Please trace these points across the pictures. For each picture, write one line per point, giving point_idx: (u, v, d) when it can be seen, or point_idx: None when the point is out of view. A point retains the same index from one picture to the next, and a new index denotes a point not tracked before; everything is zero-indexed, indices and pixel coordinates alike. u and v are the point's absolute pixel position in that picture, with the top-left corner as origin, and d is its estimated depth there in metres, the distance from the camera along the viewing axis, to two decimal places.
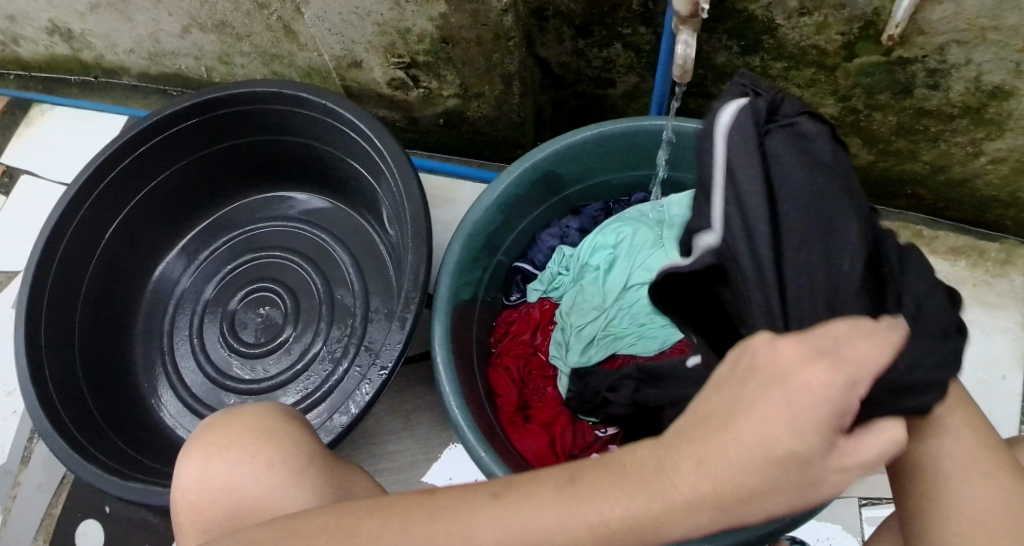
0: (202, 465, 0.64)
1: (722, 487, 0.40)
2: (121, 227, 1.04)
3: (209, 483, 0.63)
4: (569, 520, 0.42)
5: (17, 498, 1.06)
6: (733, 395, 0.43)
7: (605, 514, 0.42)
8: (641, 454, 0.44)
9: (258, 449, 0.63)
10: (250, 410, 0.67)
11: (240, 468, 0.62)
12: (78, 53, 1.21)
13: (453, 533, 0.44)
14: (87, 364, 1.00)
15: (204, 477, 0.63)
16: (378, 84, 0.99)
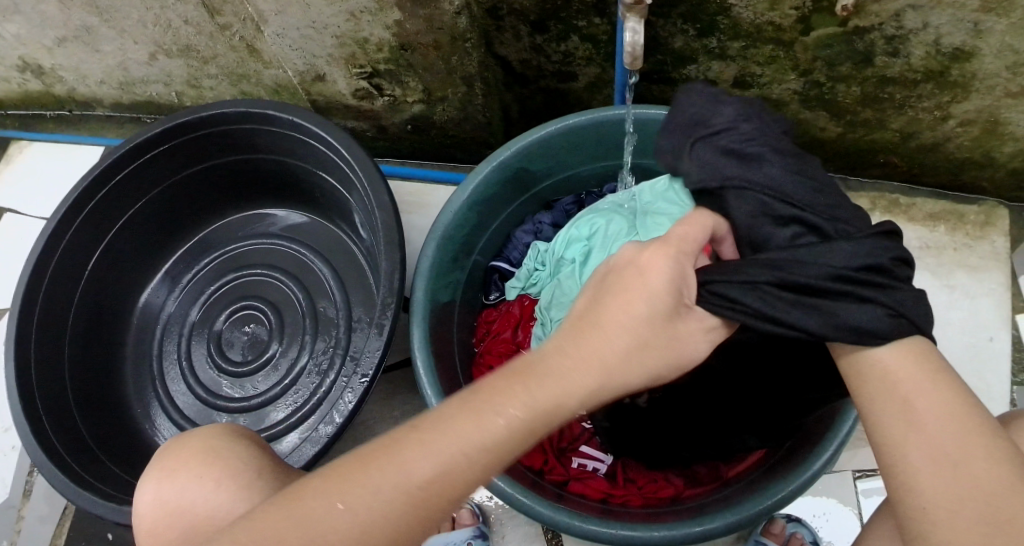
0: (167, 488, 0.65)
1: (606, 364, 0.48)
2: (103, 256, 1.05)
3: (165, 508, 0.65)
4: (483, 428, 0.47)
5: (22, 532, 1.08)
6: (595, 294, 0.51)
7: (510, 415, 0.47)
8: (529, 358, 0.49)
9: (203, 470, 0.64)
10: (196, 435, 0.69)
11: (188, 490, 0.64)
12: (50, 88, 1.22)
13: (384, 468, 0.47)
14: (80, 394, 1.01)
15: (160, 502, 0.65)
16: (344, 94, 0.99)
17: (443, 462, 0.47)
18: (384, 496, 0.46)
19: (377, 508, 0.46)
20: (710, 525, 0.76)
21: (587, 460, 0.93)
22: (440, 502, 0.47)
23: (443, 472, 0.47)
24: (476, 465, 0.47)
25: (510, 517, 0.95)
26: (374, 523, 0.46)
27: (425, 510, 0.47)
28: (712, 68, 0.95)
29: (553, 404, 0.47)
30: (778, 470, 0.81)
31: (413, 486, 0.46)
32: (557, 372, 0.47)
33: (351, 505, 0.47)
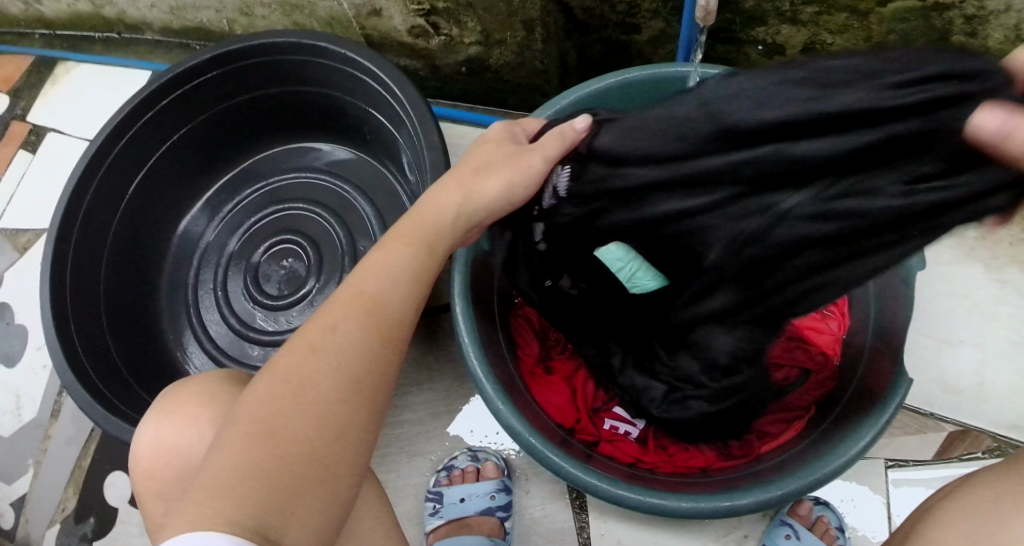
0: (187, 409, 0.65)
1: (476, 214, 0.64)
2: (144, 182, 1.04)
3: (183, 433, 0.64)
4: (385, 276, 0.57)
5: (49, 450, 1.09)
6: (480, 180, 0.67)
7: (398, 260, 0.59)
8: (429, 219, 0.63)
9: (212, 409, 0.63)
10: (196, 382, 0.68)
11: (185, 433, 0.63)
12: (100, 9, 1.21)
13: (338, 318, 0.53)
14: (113, 319, 1.01)
15: (158, 443, 0.65)
16: (398, 32, 0.97)
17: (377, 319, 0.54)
18: (349, 327, 0.52)
19: (348, 336, 0.52)
20: (740, 501, 0.75)
21: (619, 423, 0.90)
22: (390, 323, 0.54)
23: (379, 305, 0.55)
24: (401, 286, 0.57)
25: (536, 473, 0.94)
26: (348, 350, 0.51)
27: (379, 327, 0.53)
28: (782, 31, 0.91)
29: (437, 223, 0.62)
30: (815, 452, 0.80)
31: (361, 308, 0.54)
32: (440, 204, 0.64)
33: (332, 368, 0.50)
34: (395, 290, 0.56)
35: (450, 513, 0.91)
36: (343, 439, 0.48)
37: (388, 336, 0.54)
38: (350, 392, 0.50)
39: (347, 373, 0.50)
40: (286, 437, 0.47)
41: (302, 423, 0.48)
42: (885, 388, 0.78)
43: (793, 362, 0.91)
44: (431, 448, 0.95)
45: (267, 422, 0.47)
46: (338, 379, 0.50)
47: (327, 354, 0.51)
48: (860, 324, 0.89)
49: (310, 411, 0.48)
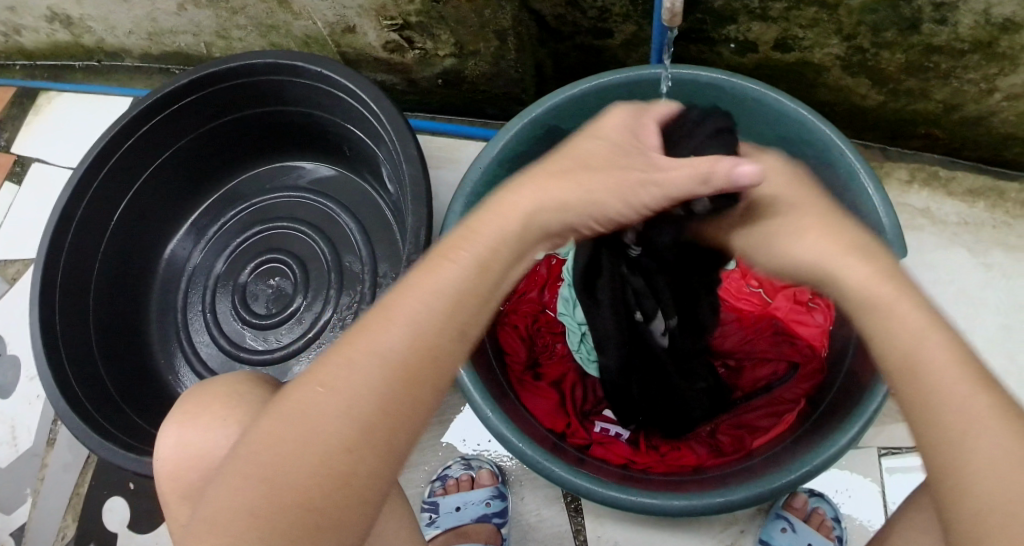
0: (175, 433, 0.65)
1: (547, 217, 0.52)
2: (129, 208, 1.05)
3: (173, 457, 0.65)
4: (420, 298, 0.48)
5: (46, 479, 1.09)
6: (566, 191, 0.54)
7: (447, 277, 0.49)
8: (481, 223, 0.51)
9: (194, 433, 0.64)
10: (188, 400, 0.68)
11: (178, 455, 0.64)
12: (79, 39, 1.22)
13: (362, 347, 0.47)
14: (104, 345, 1.01)
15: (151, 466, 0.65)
16: (374, 47, 0.98)
17: (411, 356, 0.47)
18: (366, 369, 0.46)
19: (361, 378, 0.46)
20: (731, 497, 0.75)
21: (611, 424, 0.92)
22: (421, 362, 0.47)
23: (414, 335, 0.47)
24: (436, 314, 0.48)
25: (530, 479, 0.94)
26: (359, 393, 0.46)
27: (405, 372, 0.47)
28: (752, 29, 0.92)
29: (498, 238, 0.50)
30: (805, 444, 0.80)
31: (385, 347, 0.47)
32: (502, 208, 0.51)
33: (350, 404, 0.46)
34: (432, 319, 0.48)
35: (446, 522, 0.92)
36: (346, 491, 0.46)
37: (415, 380, 0.47)
38: (358, 442, 0.46)
39: (355, 422, 0.46)
40: (285, 487, 0.46)
41: (300, 468, 0.46)
42: (871, 377, 0.78)
43: (780, 357, 0.94)
44: (425, 459, 0.96)
45: (263, 467, 0.46)
46: (344, 428, 0.46)
47: (335, 402, 0.46)
48: (845, 315, 0.90)
49: (310, 459, 0.46)
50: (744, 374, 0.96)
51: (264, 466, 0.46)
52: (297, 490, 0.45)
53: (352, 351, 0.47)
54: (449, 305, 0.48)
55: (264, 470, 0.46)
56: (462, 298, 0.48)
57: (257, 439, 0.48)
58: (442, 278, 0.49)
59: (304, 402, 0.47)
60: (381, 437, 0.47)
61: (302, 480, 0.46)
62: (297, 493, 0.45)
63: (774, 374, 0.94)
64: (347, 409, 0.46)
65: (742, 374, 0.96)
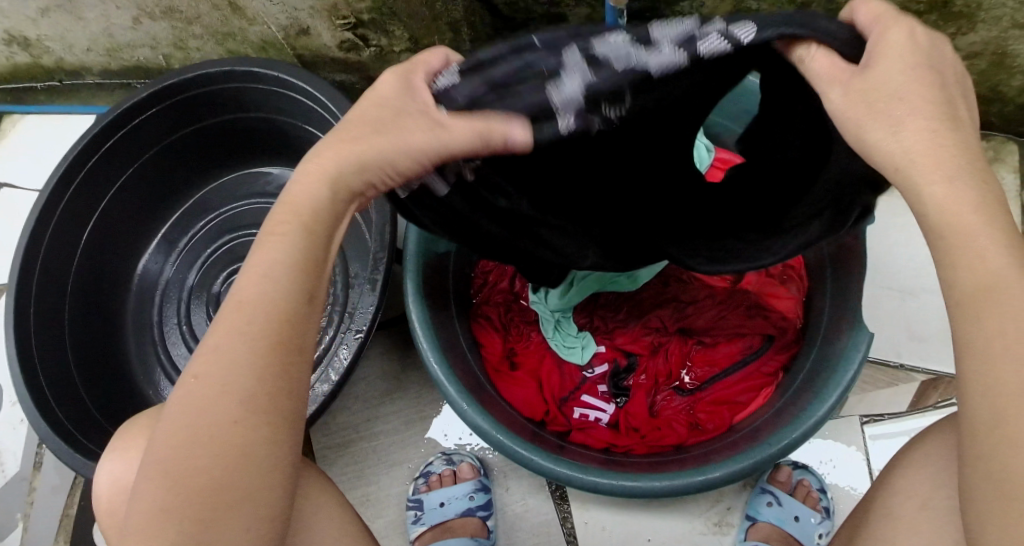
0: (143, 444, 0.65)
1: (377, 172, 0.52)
2: (98, 226, 1.04)
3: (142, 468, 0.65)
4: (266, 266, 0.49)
5: (34, 504, 1.09)
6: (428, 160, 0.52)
7: (278, 247, 0.50)
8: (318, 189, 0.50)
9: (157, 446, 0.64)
10: (155, 415, 0.68)
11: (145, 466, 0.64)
12: (38, 60, 1.21)
13: (227, 323, 0.49)
14: (82, 365, 1.01)
15: (120, 477, 0.65)
16: (330, 47, 0.97)
17: (262, 321, 0.48)
18: (229, 349, 0.48)
19: (229, 352, 0.48)
20: (713, 475, 0.75)
21: (589, 410, 0.91)
22: (282, 328, 0.49)
23: (266, 301, 0.49)
24: (281, 283, 0.49)
25: (514, 470, 0.94)
26: (229, 369, 0.48)
27: (273, 340, 0.49)
28: (705, 4, 0.91)
29: (311, 208, 0.49)
30: (785, 416, 0.80)
31: (242, 325, 0.48)
32: (312, 180, 0.50)
33: (223, 383, 0.48)
34: (280, 289, 0.49)
35: (432, 519, 0.91)
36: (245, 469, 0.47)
37: (280, 345, 0.49)
38: (243, 414, 0.47)
39: (238, 397, 0.47)
40: (184, 478, 0.47)
41: (197, 463, 0.47)
42: (845, 345, 0.78)
43: (755, 329, 0.92)
44: (408, 456, 0.96)
45: (161, 466, 0.47)
46: (228, 407, 0.47)
47: (211, 385, 0.48)
48: (817, 283, 0.89)
49: (198, 446, 0.47)
50: (720, 349, 0.93)
51: (178, 475, 0.47)
52: (207, 490, 0.46)
53: (217, 329, 0.49)
54: (292, 270, 0.49)
55: (175, 476, 0.47)
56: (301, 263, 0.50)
57: (155, 442, 0.48)
58: (277, 249, 0.49)
59: (174, 399, 0.49)
60: (269, 411, 0.48)
61: (205, 476, 0.47)
62: (210, 485, 0.47)
63: (750, 348, 0.92)
64: (220, 398, 0.47)
65: (719, 350, 0.93)
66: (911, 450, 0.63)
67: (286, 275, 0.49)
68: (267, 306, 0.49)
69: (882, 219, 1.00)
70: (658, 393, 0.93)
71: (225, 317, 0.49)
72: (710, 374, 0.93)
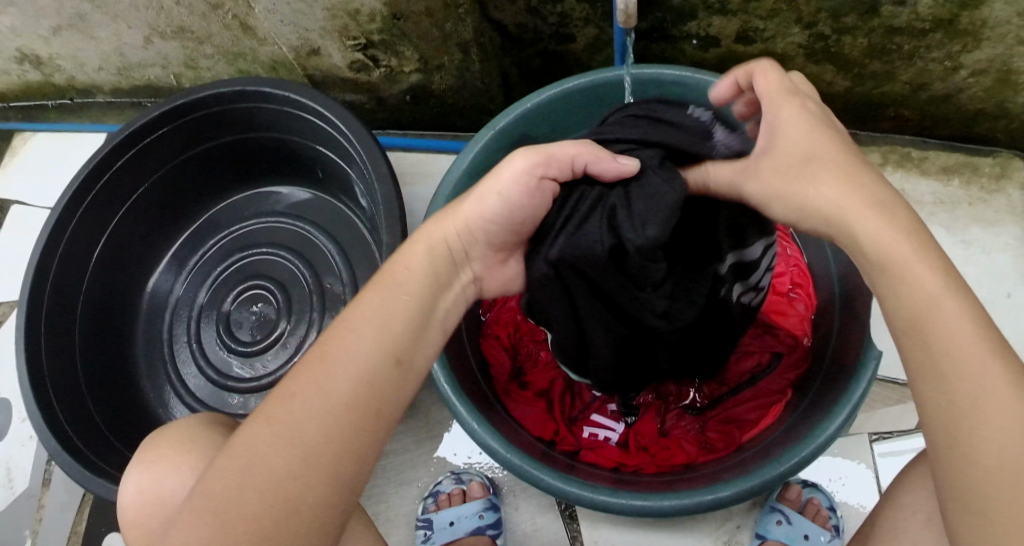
0: (161, 468, 0.66)
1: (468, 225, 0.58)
2: (108, 245, 1.05)
3: (162, 492, 0.66)
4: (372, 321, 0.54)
5: (43, 520, 1.09)
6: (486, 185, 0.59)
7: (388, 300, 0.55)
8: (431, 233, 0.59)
9: (182, 460, 0.65)
10: (171, 439, 0.69)
11: (168, 483, 0.65)
12: (50, 77, 1.22)
13: (313, 379, 0.51)
14: (92, 382, 1.01)
15: (140, 497, 0.67)
16: (339, 67, 0.98)
17: (340, 405, 0.50)
18: (322, 412, 0.50)
19: (310, 406, 0.50)
20: (723, 494, 0.75)
21: (599, 429, 0.91)
22: (367, 391, 0.51)
23: (359, 374, 0.51)
24: (368, 339, 0.52)
25: (522, 489, 0.95)
26: (303, 421, 0.49)
27: (362, 406, 0.50)
28: (713, 24, 0.92)
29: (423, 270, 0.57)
30: (794, 435, 0.80)
31: (323, 381, 0.51)
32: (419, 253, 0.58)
33: (299, 445, 0.49)
34: (368, 349, 0.52)
35: (441, 538, 0.91)
36: (296, 519, 0.48)
37: (367, 410, 0.51)
38: (304, 472, 0.48)
39: (300, 466, 0.49)
40: (242, 524, 0.47)
41: (262, 518, 0.47)
42: (856, 361, 0.78)
43: (763, 348, 0.91)
44: (417, 475, 0.96)
45: (210, 508, 0.48)
46: (289, 465, 0.48)
47: (281, 436, 0.49)
48: (827, 302, 0.89)
49: (253, 487, 0.48)
50: (729, 368, 0.92)
51: (235, 530, 0.47)
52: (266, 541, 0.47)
53: (283, 390, 0.52)
54: (377, 338, 0.53)
55: (231, 530, 0.47)
56: (385, 322, 0.54)
57: (212, 483, 0.49)
58: (369, 303, 0.55)
59: (232, 441, 0.51)
60: (333, 477, 0.49)
61: (266, 529, 0.47)
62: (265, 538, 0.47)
63: (758, 366, 0.91)
64: (280, 461, 0.49)
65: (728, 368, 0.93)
66: (918, 473, 0.63)
67: (371, 353, 0.52)
68: (363, 378, 0.51)
69: None
70: (667, 413, 0.93)
71: (310, 380, 0.51)
72: (718, 393, 0.92)
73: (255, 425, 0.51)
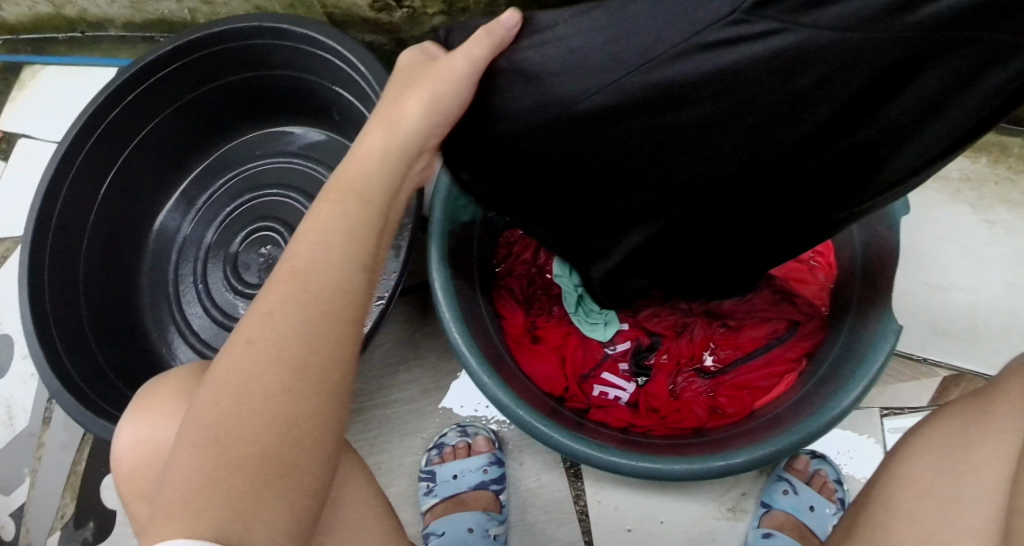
0: (167, 398, 0.65)
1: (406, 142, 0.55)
2: (115, 183, 1.03)
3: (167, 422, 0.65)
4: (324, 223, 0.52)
5: (43, 458, 1.09)
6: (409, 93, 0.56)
7: (345, 199, 0.53)
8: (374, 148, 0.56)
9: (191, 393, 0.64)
10: (180, 376, 0.68)
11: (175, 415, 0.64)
12: (60, 9, 1.19)
13: (285, 298, 0.50)
14: (96, 323, 1.00)
15: (145, 427, 0.66)
16: (360, 7, 0.95)
17: (312, 316, 0.49)
18: (301, 327, 0.49)
19: (285, 327, 0.48)
20: (734, 460, 0.74)
21: (609, 388, 0.90)
22: (338, 294, 0.51)
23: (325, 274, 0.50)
24: (331, 246, 0.51)
25: (527, 444, 0.93)
26: (280, 338, 0.48)
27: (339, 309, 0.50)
28: None
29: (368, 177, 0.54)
30: (807, 403, 0.79)
31: (293, 294, 0.50)
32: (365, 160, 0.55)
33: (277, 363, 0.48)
34: (327, 254, 0.51)
35: (444, 492, 0.90)
36: (290, 435, 0.46)
37: (336, 313, 0.50)
38: (290, 388, 0.47)
39: (287, 384, 0.47)
40: (230, 449, 0.46)
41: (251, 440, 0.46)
42: (874, 333, 0.76)
43: (780, 315, 0.89)
44: (422, 427, 0.95)
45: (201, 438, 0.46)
46: (278, 386, 0.47)
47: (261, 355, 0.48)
48: (847, 272, 0.87)
49: (237, 412, 0.46)
50: (744, 333, 0.90)
51: (226, 457, 0.45)
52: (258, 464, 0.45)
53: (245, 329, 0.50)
54: (337, 244, 0.52)
55: (222, 458, 0.45)
56: (346, 229, 0.52)
57: (194, 418, 0.48)
58: (326, 216, 0.52)
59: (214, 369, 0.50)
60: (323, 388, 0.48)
61: (257, 452, 0.46)
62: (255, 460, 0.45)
63: (774, 333, 0.89)
64: (265, 383, 0.47)
65: (742, 334, 0.91)
66: None
67: (332, 262, 0.51)
68: (329, 283, 0.50)
69: (913, 211, 0.99)
70: (679, 375, 0.91)
71: (279, 306, 0.49)
72: (732, 358, 0.91)
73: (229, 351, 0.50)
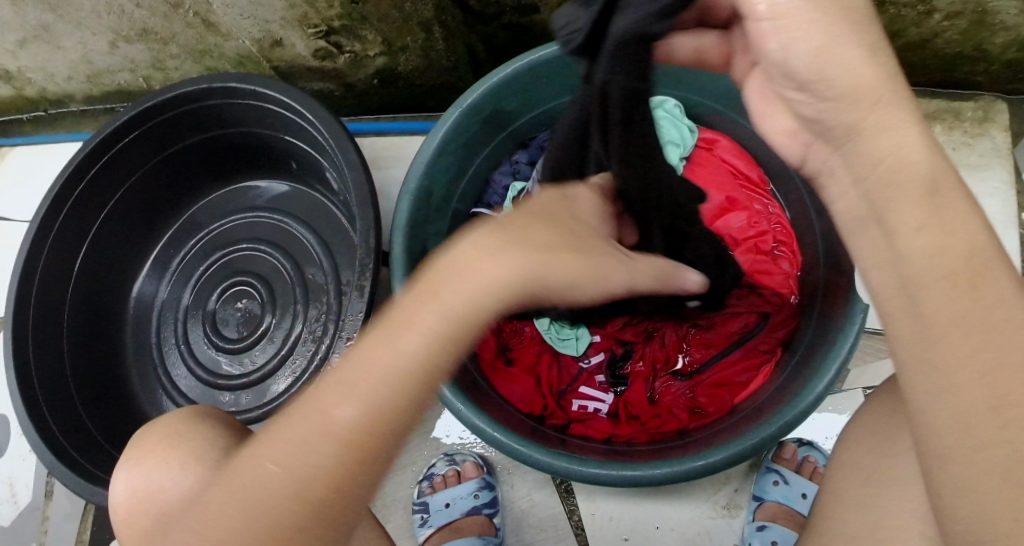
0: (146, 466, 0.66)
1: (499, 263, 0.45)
2: (90, 254, 1.05)
3: (148, 490, 0.66)
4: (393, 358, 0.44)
5: (48, 532, 1.10)
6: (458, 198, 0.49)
7: (420, 328, 0.44)
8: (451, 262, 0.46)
9: (169, 459, 0.66)
10: (157, 434, 0.69)
11: (155, 481, 0.66)
12: (21, 91, 1.21)
13: (312, 421, 0.45)
14: (84, 392, 1.01)
15: (129, 495, 0.67)
16: (304, 57, 0.97)
17: (342, 450, 0.44)
18: (321, 457, 0.44)
19: (310, 457, 0.45)
20: (714, 458, 0.74)
21: (588, 401, 0.91)
22: (371, 431, 0.44)
23: (364, 414, 0.44)
24: (392, 384, 0.44)
25: (517, 467, 0.94)
26: (307, 472, 0.44)
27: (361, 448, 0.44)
28: None
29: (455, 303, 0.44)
30: (785, 393, 0.79)
31: (321, 437, 0.44)
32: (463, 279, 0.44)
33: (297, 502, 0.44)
34: (388, 398, 0.44)
35: (439, 520, 0.91)
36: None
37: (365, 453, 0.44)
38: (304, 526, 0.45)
39: (299, 518, 0.44)
40: None
41: None
42: (841, 315, 0.77)
43: (749, 308, 0.90)
44: (413, 459, 0.96)
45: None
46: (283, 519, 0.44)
47: (285, 493, 0.45)
48: (811, 260, 0.89)
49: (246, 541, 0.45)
50: (716, 330, 0.91)
51: None
52: None
53: (279, 441, 0.46)
54: (398, 385, 0.44)
55: None
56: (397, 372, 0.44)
57: (199, 527, 0.47)
58: (377, 357, 0.44)
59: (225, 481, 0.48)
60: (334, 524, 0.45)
61: None
62: None
63: (747, 326, 0.90)
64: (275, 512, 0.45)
65: (715, 331, 0.92)
66: None
67: (381, 399, 0.44)
68: (379, 425, 0.44)
69: None
70: (656, 379, 0.92)
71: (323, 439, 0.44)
72: (706, 356, 0.92)
73: (250, 467, 0.46)
